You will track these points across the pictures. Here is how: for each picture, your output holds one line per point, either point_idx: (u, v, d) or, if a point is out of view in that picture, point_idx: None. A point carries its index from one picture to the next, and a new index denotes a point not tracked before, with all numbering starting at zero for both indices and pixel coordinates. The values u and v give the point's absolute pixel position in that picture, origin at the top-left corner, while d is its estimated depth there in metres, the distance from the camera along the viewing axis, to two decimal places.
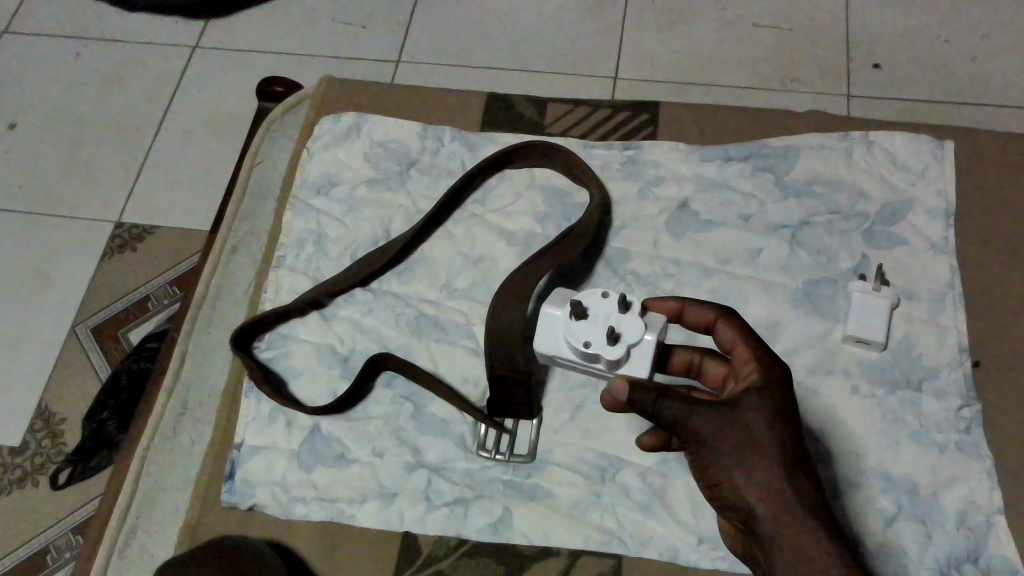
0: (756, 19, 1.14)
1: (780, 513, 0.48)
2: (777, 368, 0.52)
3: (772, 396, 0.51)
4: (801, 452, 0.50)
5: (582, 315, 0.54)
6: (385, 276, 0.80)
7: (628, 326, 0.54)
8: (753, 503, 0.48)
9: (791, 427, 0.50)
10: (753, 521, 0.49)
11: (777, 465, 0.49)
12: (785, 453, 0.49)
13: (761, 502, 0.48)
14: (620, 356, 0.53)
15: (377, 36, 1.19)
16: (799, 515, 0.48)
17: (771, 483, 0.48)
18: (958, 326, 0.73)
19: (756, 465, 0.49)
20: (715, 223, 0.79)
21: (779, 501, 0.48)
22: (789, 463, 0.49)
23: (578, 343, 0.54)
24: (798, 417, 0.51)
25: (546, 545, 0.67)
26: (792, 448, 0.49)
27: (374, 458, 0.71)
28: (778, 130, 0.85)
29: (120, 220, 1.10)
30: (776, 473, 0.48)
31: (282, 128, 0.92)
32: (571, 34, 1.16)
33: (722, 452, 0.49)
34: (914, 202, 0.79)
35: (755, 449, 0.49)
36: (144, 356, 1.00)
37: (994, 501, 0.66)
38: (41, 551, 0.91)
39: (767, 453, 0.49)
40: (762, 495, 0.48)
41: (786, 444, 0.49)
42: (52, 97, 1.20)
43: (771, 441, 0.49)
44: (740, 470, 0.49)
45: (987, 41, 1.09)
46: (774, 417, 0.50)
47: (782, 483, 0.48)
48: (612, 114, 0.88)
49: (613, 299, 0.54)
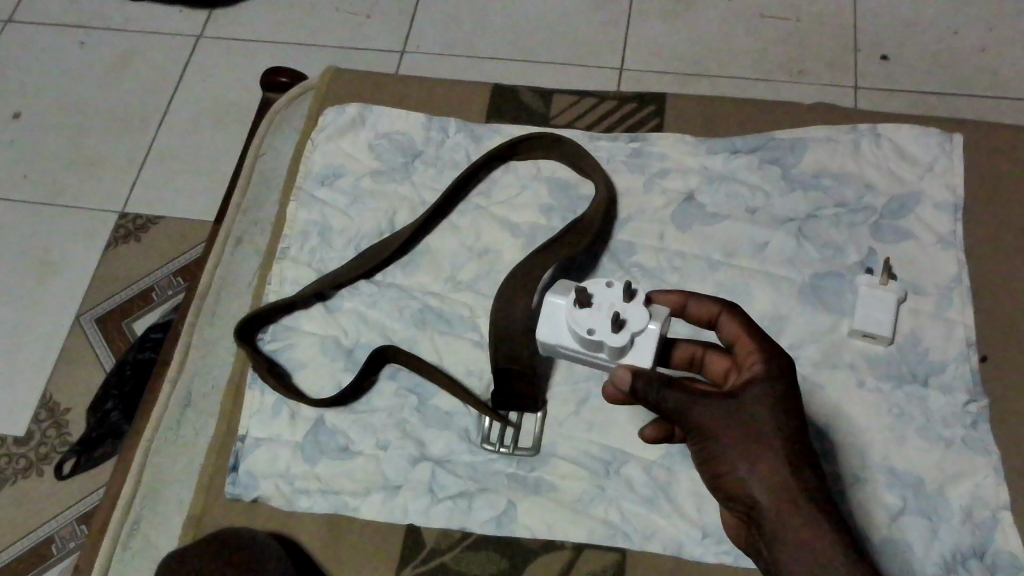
0: (763, 10, 1.13)
1: (783, 504, 0.48)
2: (780, 359, 0.52)
3: (775, 388, 0.50)
4: (804, 442, 0.50)
5: (586, 302, 0.54)
6: (390, 268, 0.79)
7: (632, 314, 0.53)
8: (755, 493, 0.48)
9: (795, 417, 0.50)
10: (756, 513, 0.48)
11: (780, 457, 0.48)
12: (789, 443, 0.49)
13: (764, 493, 0.48)
14: (623, 343, 0.53)
15: (381, 26, 1.19)
16: (802, 507, 0.47)
17: (774, 473, 0.48)
18: (965, 321, 0.72)
19: (759, 456, 0.48)
20: (720, 216, 0.79)
21: (782, 491, 0.48)
22: (792, 455, 0.49)
23: (580, 330, 0.54)
24: (801, 408, 0.51)
25: (550, 539, 0.67)
26: (795, 440, 0.49)
27: (378, 450, 0.71)
28: (786, 121, 0.84)
29: (124, 210, 1.10)
30: (778, 463, 0.48)
31: (287, 118, 0.91)
32: (578, 24, 1.15)
33: (724, 442, 0.49)
34: (922, 195, 0.78)
35: (757, 439, 0.49)
36: (148, 347, 0.99)
37: (1000, 496, 0.66)
38: (47, 540, 0.92)
39: (769, 445, 0.49)
40: (766, 487, 0.48)
41: (790, 433, 0.49)
42: (57, 86, 1.20)
43: (775, 434, 0.49)
44: (742, 460, 0.49)
45: (995, 32, 1.08)
46: (777, 408, 0.49)
47: (785, 475, 0.48)
48: (618, 105, 0.88)
49: (617, 288, 0.54)
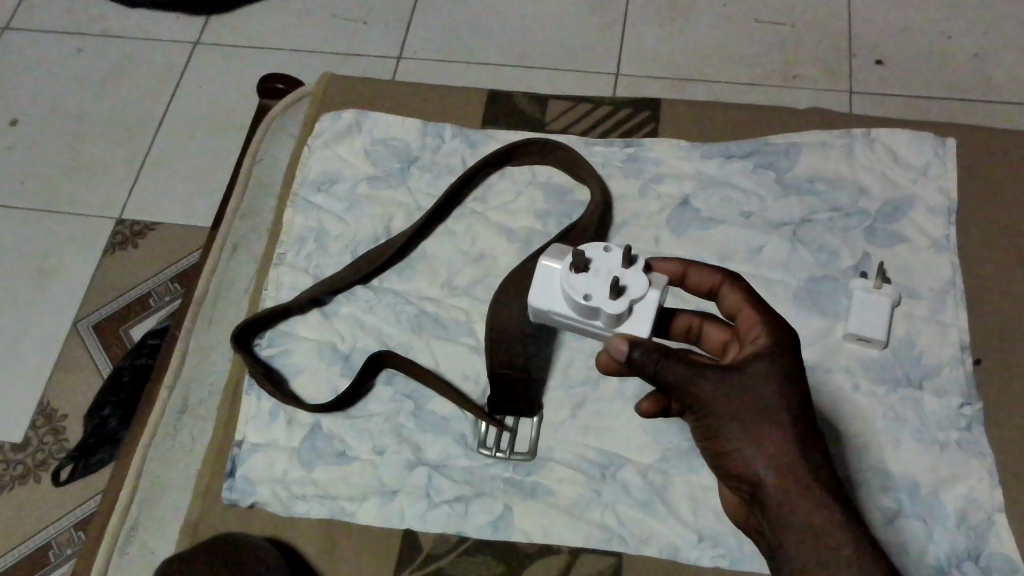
0: (757, 15, 1.14)
1: (788, 483, 0.48)
2: (783, 334, 0.52)
3: (779, 362, 0.50)
4: (810, 420, 0.50)
5: (585, 266, 0.54)
6: (386, 273, 0.80)
7: (632, 279, 0.53)
8: (760, 471, 0.49)
9: (798, 394, 0.50)
10: (760, 492, 0.49)
11: (786, 435, 0.49)
12: (795, 422, 0.49)
13: (770, 471, 0.48)
14: (622, 309, 0.53)
15: (378, 33, 1.19)
16: (807, 486, 0.48)
17: (779, 450, 0.48)
18: (959, 325, 0.73)
19: (763, 435, 0.49)
20: (716, 220, 0.79)
21: (787, 468, 0.48)
22: (798, 433, 0.49)
23: (578, 296, 0.54)
24: (804, 383, 0.51)
25: (547, 543, 0.67)
26: (801, 417, 0.49)
27: (374, 456, 0.71)
28: (780, 127, 0.85)
29: (121, 216, 1.10)
30: (784, 443, 0.49)
31: (282, 125, 0.92)
32: (574, 29, 1.16)
33: (728, 418, 0.49)
34: (915, 200, 0.78)
35: (762, 415, 0.49)
36: (144, 353, 1.00)
37: (995, 499, 0.66)
38: (44, 547, 0.92)
39: (774, 422, 0.49)
40: (772, 465, 0.48)
41: (794, 411, 0.49)
42: (54, 93, 1.20)
43: (780, 411, 0.49)
44: (746, 437, 0.49)
45: (989, 37, 1.09)
46: (781, 382, 0.50)
47: (791, 453, 0.48)
48: (613, 111, 0.88)
49: (616, 253, 0.54)
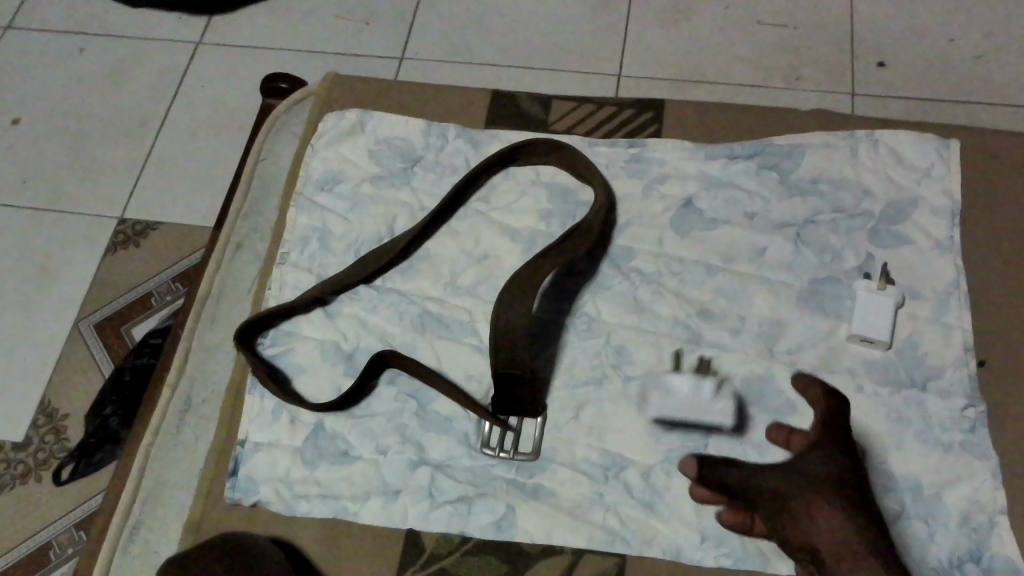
0: (759, 17, 1.14)
1: (848, 552, 0.56)
2: (833, 431, 0.63)
3: (832, 460, 0.61)
4: (864, 505, 0.59)
5: None
6: (390, 273, 0.80)
7: None
8: (821, 545, 0.57)
9: (850, 483, 0.60)
10: (822, 563, 0.57)
11: (842, 511, 0.58)
12: (848, 502, 0.58)
13: (831, 544, 0.57)
14: None
15: (380, 33, 1.19)
16: (864, 553, 0.56)
17: (837, 524, 0.57)
18: (963, 326, 0.73)
19: (820, 511, 0.58)
20: (719, 221, 0.79)
21: (845, 538, 0.57)
22: (852, 512, 0.58)
23: None
24: (860, 478, 0.61)
25: (550, 544, 0.67)
26: (854, 500, 0.59)
27: (377, 455, 0.71)
28: (783, 128, 0.85)
29: (123, 216, 1.10)
30: (841, 518, 0.58)
31: (286, 124, 0.92)
32: (577, 29, 1.16)
33: (790, 503, 0.59)
34: (919, 201, 0.78)
35: (818, 496, 0.59)
36: (147, 352, 1.00)
37: (998, 500, 0.66)
38: (44, 546, 0.92)
39: (829, 501, 0.58)
40: (833, 539, 0.57)
41: (847, 493, 0.59)
42: (56, 92, 1.20)
43: (834, 493, 0.59)
44: (807, 515, 0.58)
45: (991, 40, 1.09)
46: (834, 476, 0.60)
47: (847, 525, 0.57)
48: (617, 112, 0.88)
49: None
